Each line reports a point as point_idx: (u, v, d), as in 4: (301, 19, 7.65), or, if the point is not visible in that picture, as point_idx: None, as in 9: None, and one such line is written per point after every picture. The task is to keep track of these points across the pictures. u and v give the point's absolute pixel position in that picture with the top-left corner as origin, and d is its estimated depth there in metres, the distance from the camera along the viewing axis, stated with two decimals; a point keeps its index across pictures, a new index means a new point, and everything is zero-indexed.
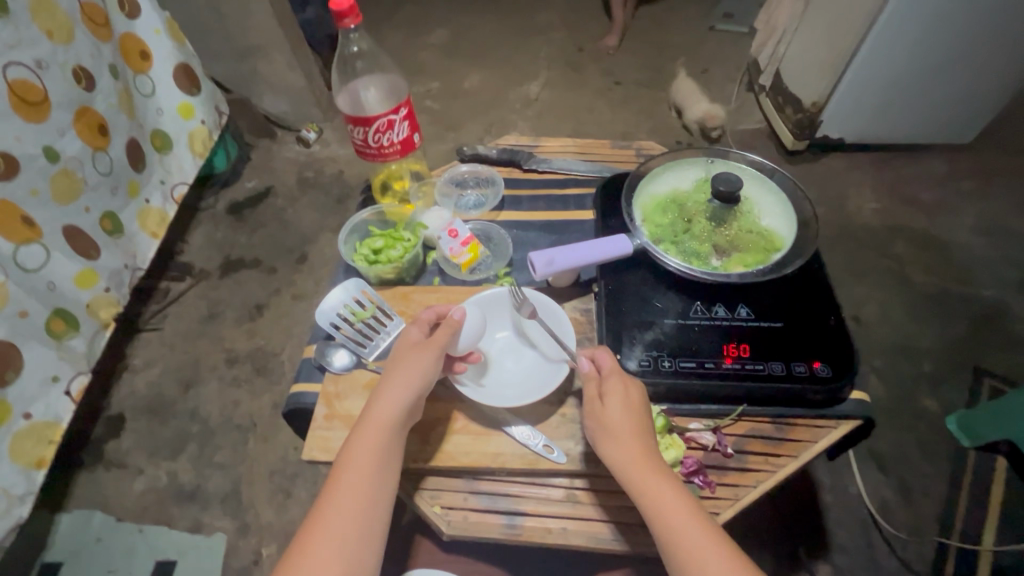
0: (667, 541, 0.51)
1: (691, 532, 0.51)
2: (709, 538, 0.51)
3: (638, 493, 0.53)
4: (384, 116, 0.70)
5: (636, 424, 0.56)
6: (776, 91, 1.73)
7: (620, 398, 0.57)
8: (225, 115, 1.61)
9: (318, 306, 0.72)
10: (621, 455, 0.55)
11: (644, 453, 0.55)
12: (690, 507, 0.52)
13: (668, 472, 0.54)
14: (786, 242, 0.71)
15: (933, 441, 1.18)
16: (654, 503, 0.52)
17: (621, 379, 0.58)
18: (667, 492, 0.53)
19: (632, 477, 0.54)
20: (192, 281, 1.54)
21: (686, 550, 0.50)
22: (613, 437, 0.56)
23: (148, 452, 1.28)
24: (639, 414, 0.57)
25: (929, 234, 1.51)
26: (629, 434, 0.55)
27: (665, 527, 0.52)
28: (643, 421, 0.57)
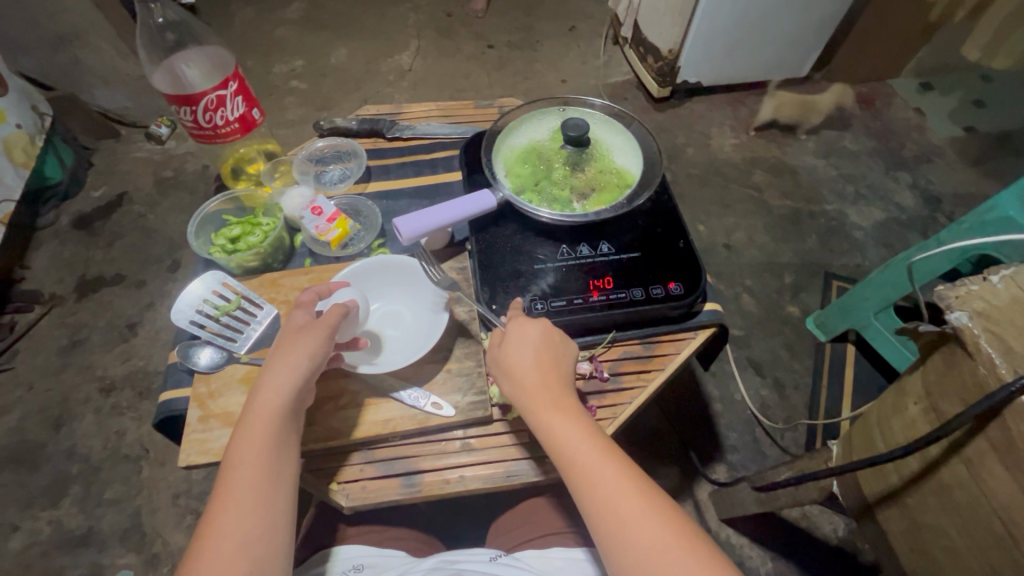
0: (572, 471, 0.53)
1: (594, 459, 0.53)
2: (611, 464, 0.53)
3: (544, 431, 0.56)
4: (212, 92, 0.65)
5: (542, 366, 0.59)
6: (637, 42, 1.80)
7: (529, 345, 0.60)
8: (47, 116, 1.42)
9: (173, 307, 0.67)
10: (527, 397, 0.58)
11: (526, 386, 0.58)
12: (593, 436, 0.55)
13: (573, 407, 0.57)
14: (636, 177, 0.76)
15: (797, 340, 1.35)
16: (559, 436, 0.55)
17: (531, 329, 0.61)
18: (568, 423, 0.56)
19: (539, 416, 0.57)
20: (44, 308, 1.36)
21: (584, 476, 0.53)
22: (519, 381, 0.58)
23: (21, 505, 1.13)
24: (546, 356, 0.60)
25: (779, 161, 1.69)
26: (535, 376, 0.58)
27: (569, 457, 0.54)
28: (552, 363, 0.59)
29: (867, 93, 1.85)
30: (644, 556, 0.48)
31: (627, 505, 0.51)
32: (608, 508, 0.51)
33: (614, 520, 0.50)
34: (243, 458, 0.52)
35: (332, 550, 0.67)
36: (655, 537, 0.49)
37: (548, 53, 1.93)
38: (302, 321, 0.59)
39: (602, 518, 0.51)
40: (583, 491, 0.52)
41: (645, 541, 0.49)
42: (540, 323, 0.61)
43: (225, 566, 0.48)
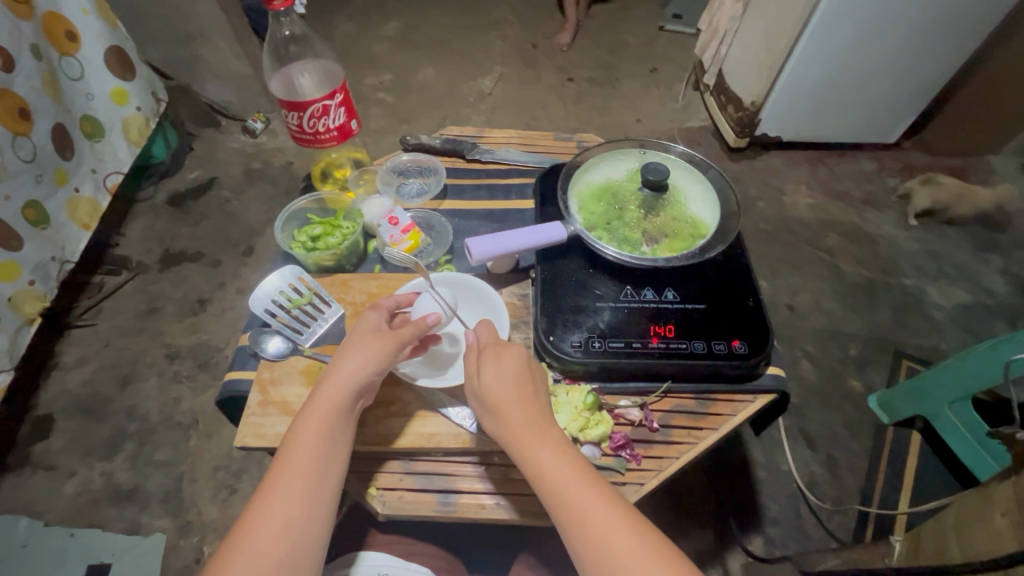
0: (562, 512, 0.53)
1: (583, 500, 0.53)
2: (603, 503, 0.53)
3: (531, 470, 0.55)
4: (319, 101, 0.70)
5: (524, 399, 0.58)
6: (719, 91, 1.79)
7: (508, 376, 0.58)
8: (164, 102, 1.55)
9: (252, 294, 0.72)
10: (512, 434, 0.56)
11: (516, 422, 0.57)
12: (581, 475, 0.55)
13: (561, 444, 0.56)
14: (711, 228, 0.75)
15: (857, 417, 1.27)
16: (549, 476, 0.54)
17: (511, 356, 0.60)
18: (558, 460, 0.55)
19: (524, 454, 0.56)
20: (130, 274, 1.48)
21: (577, 516, 0.52)
22: (502, 417, 0.57)
23: (80, 452, 1.22)
24: (528, 390, 0.59)
25: (856, 227, 1.62)
26: (519, 411, 0.57)
27: (560, 498, 0.53)
28: (534, 397, 0.59)
29: (962, 167, 1.75)
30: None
31: (624, 545, 0.51)
32: (603, 552, 0.51)
33: (608, 562, 0.50)
34: (297, 445, 0.54)
35: (358, 554, 0.66)
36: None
37: (627, 92, 1.95)
38: (371, 323, 0.61)
39: (599, 559, 0.50)
40: (575, 532, 0.52)
41: None
42: (519, 351, 0.61)
43: (267, 544, 0.50)
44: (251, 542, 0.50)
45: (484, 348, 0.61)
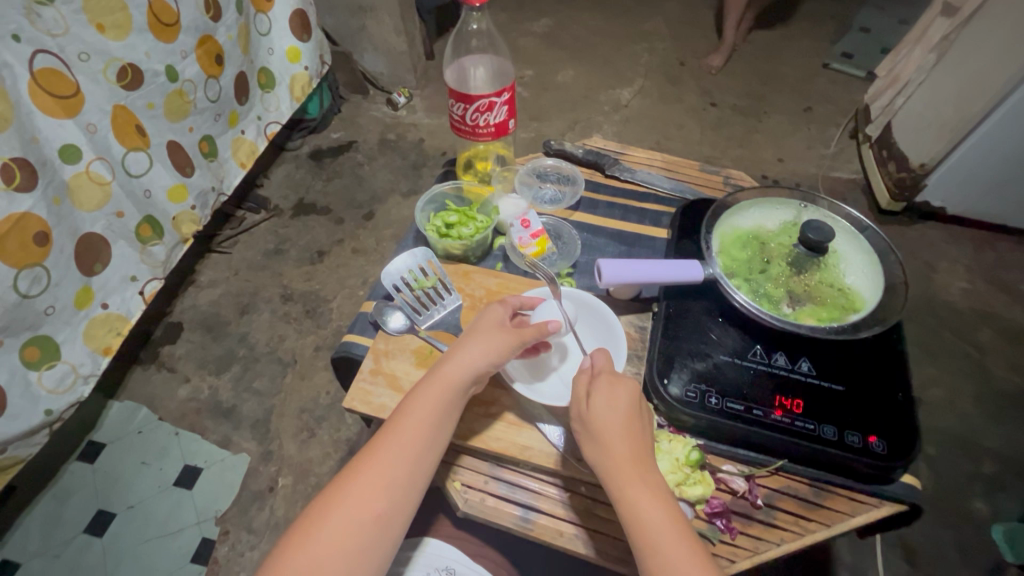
0: (650, 562, 0.51)
1: (676, 555, 0.51)
2: (694, 566, 0.51)
3: (625, 510, 0.54)
4: (487, 97, 0.70)
5: (633, 436, 0.56)
6: (881, 145, 1.62)
7: (621, 409, 0.57)
8: (327, 65, 1.68)
9: (385, 267, 0.75)
10: (613, 468, 0.55)
11: (621, 456, 0.55)
12: (677, 530, 0.52)
13: (660, 492, 0.55)
14: (867, 305, 0.67)
15: (973, 546, 1.10)
16: (644, 521, 0.53)
17: (626, 389, 0.59)
18: (655, 506, 0.53)
19: (622, 492, 0.54)
20: (266, 215, 1.63)
21: (668, 569, 0.51)
22: (606, 449, 0.56)
23: (197, 363, 1.37)
24: (636, 427, 0.57)
25: (1020, 329, 1.39)
26: (626, 447, 0.56)
27: (652, 546, 0.52)
28: (641, 436, 0.57)
29: None
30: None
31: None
32: None
33: None
34: (412, 413, 0.56)
35: (422, 540, 0.68)
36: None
37: (773, 128, 1.82)
38: (497, 318, 0.62)
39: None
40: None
41: None
42: (633, 385, 0.59)
43: (368, 500, 0.52)
44: (355, 493, 0.52)
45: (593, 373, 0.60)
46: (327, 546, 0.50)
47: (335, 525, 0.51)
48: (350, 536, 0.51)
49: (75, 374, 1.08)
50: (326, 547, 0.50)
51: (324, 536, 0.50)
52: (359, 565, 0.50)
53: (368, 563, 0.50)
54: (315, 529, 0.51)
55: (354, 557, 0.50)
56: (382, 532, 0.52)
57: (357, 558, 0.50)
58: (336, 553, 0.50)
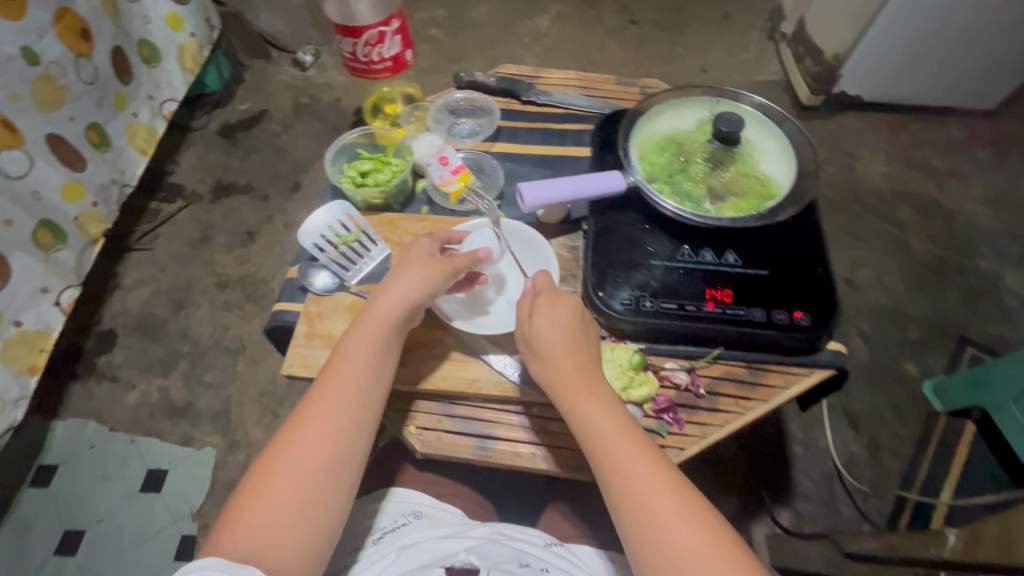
0: (600, 460, 0.53)
1: (624, 449, 0.53)
2: (641, 457, 0.52)
3: (574, 416, 0.55)
4: (374, 27, 0.66)
5: (574, 346, 0.57)
6: (797, 41, 1.64)
7: (558, 322, 0.58)
8: (217, 29, 1.53)
9: (302, 227, 0.71)
10: (557, 380, 0.56)
11: (564, 366, 0.56)
12: (623, 427, 0.54)
13: (604, 394, 0.56)
14: (783, 189, 0.69)
15: (907, 403, 1.20)
16: (592, 423, 0.54)
17: (564, 303, 0.59)
18: (600, 407, 0.55)
19: (569, 400, 0.56)
20: (184, 203, 1.52)
21: (617, 462, 0.52)
22: (548, 363, 0.57)
23: (140, 368, 1.30)
24: (577, 337, 0.58)
25: (936, 201, 1.48)
26: (568, 358, 0.57)
27: (602, 445, 0.53)
28: (583, 345, 0.58)
29: None
30: (673, 550, 0.48)
31: (659, 500, 0.50)
32: (640, 502, 0.50)
33: (645, 510, 0.50)
34: (350, 356, 0.55)
35: (389, 490, 0.67)
36: (684, 533, 0.48)
37: (694, 38, 1.80)
38: (426, 250, 0.61)
39: (631, 511, 0.50)
40: (611, 481, 0.52)
41: (679, 540, 0.48)
42: (571, 299, 0.60)
43: (316, 445, 0.52)
44: (301, 442, 0.52)
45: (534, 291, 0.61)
46: (278, 498, 0.49)
47: (284, 476, 0.50)
48: (301, 484, 0.50)
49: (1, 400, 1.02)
50: (278, 498, 0.49)
51: (275, 488, 0.50)
52: (314, 510, 0.50)
53: (324, 506, 0.50)
54: (264, 484, 0.50)
55: (308, 503, 0.50)
56: (334, 476, 0.51)
57: (312, 503, 0.50)
58: (288, 501, 0.49)
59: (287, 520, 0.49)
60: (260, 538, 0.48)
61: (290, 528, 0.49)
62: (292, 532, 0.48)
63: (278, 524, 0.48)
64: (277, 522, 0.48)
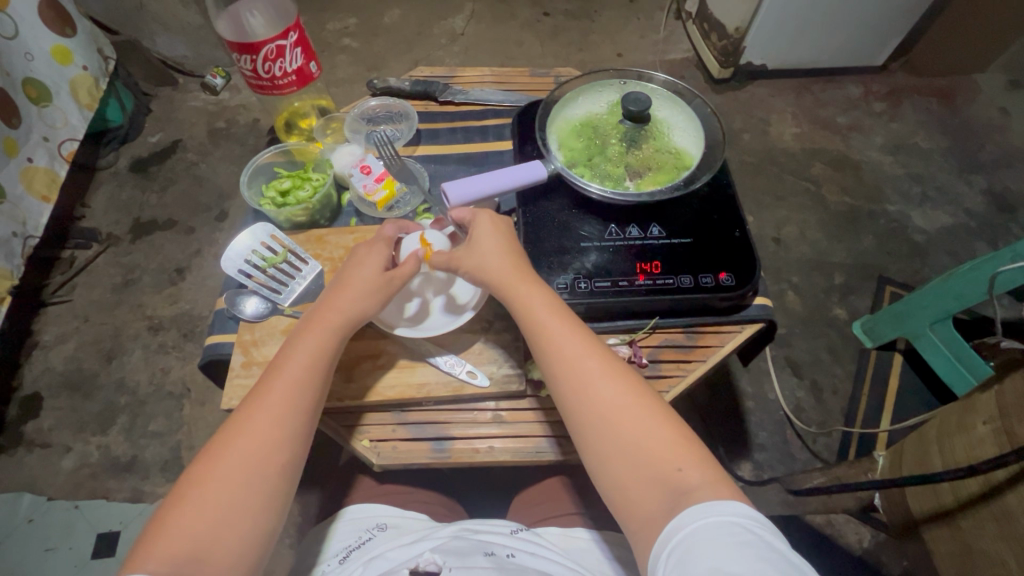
0: (541, 338, 0.54)
1: (561, 328, 0.54)
2: (578, 335, 0.54)
3: (515, 304, 0.57)
4: (272, 42, 0.65)
5: (509, 255, 0.59)
6: (702, 18, 1.71)
7: (486, 242, 0.60)
8: (112, 60, 1.44)
9: (224, 254, 0.69)
10: (496, 276, 0.58)
11: (514, 268, 0.58)
12: (564, 311, 0.56)
13: (543, 285, 0.58)
14: (695, 159, 0.72)
15: (841, 344, 1.29)
16: (528, 308, 0.56)
17: (496, 220, 0.62)
18: (539, 293, 0.57)
19: (508, 292, 0.57)
20: (100, 247, 1.42)
21: (554, 339, 0.54)
22: (483, 263, 0.59)
23: (74, 428, 1.21)
24: (511, 246, 0.60)
25: (843, 154, 1.59)
26: (503, 261, 0.59)
27: (538, 329, 0.55)
28: (517, 252, 0.60)
29: (948, 87, 1.71)
30: (611, 418, 0.50)
31: (593, 372, 0.52)
32: (578, 371, 0.52)
33: (581, 380, 0.52)
34: (293, 346, 0.55)
35: (345, 511, 0.66)
36: (617, 401, 0.50)
37: (606, 25, 1.85)
38: (379, 262, 0.60)
39: (573, 384, 0.52)
40: (551, 357, 0.54)
41: (613, 406, 0.50)
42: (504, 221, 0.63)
43: (256, 429, 0.50)
44: (239, 429, 0.50)
45: (450, 268, 0.61)
46: (211, 501, 0.47)
47: (217, 477, 0.47)
48: (235, 485, 0.48)
49: None
50: (212, 484, 0.47)
51: (216, 475, 0.48)
52: (254, 493, 0.48)
53: (266, 490, 0.49)
54: (194, 493, 0.47)
55: (247, 486, 0.48)
56: (272, 464, 0.49)
57: (253, 488, 0.48)
58: (227, 486, 0.47)
59: (226, 506, 0.47)
60: (195, 532, 0.45)
61: (222, 513, 0.46)
62: (232, 521, 0.46)
63: (215, 511, 0.46)
64: (217, 509, 0.46)
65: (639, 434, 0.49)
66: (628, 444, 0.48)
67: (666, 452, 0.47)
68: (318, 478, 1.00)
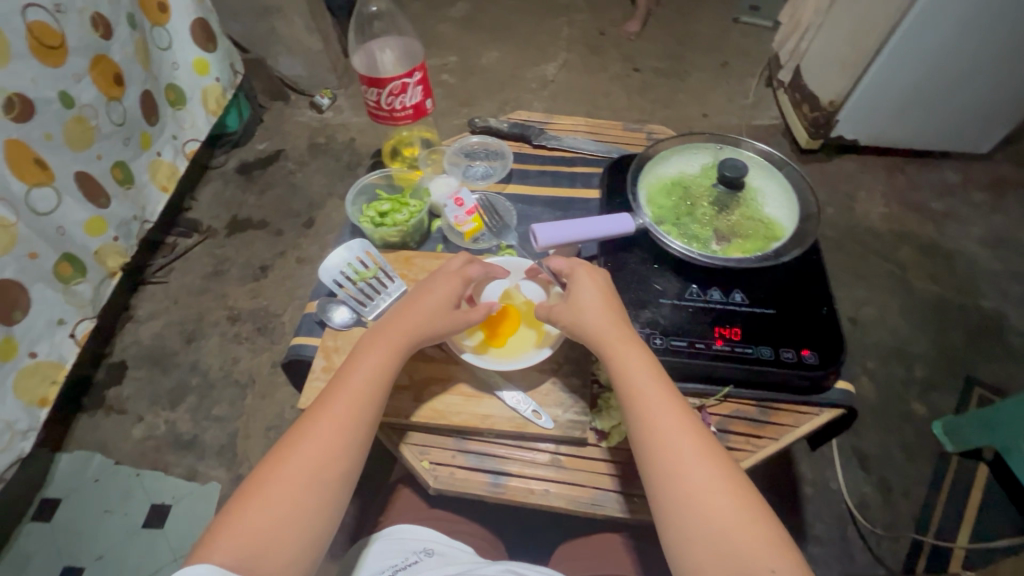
0: (632, 402, 0.55)
1: (655, 395, 0.54)
2: (670, 405, 0.54)
3: (611, 363, 0.57)
4: (398, 79, 0.71)
5: (611, 312, 0.60)
6: (794, 88, 1.71)
7: (592, 295, 0.61)
8: (240, 74, 1.60)
9: (322, 264, 0.74)
10: (595, 332, 0.59)
11: (616, 327, 0.59)
12: (658, 378, 0.56)
13: (639, 348, 0.58)
14: (787, 231, 0.71)
15: (918, 442, 1.19)
16: (625, 371, 0.56)
17: (593, 275, 0.63)
18: (636, 356, 0.57)
19: (605, 350, 0.58)
20: (200, 237, 1.56)
21: (646, 405, 0.54)
22: (584, 317, 0.60)
23: (148, 400, 1.31)
24: (610, 303, 0.61)
25: (936, 241, 1.51)
26: (603, 317, 0.60)
27: (633, 395, 0.55)
28: (616, 311, 0.61)
29: None
30: (696, 497, 0.49)
31: (684, 449, 0.51)
32: (668, 443, 0.52)
33: (671, 453, 0.51)
34: (356, 364, 0.57)
35: (393, 529, 0.67)
36: (705, 480, 0.49)
37: (694, 86, 1.88)
38: (447, 295, 0.62)
39: (661, 454, 0.51)
40: (642, 424, 0.53)
41: (700, 486, 0.49)
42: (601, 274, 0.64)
43: (321, 441, 0.52)
44: (309, 438, 0.52)
45: (549, 321, 0.63)
46: (285, 502, 0.49)
47: (292, 479, 0.50)
48: (308, 492, 0.50)
49: (11, 431, 1.03)
50: (288, 486, 0.50)
51: (277, 480, 0.50)
52: (315, 503, 0.50)
53: (326, 501, 0.50)
54: (269, 491, 0.49)
55: (313, 497, 0.50)
56: (334, 475, 0.51)
57: (313, 496, 0.50)
58: (301, 491, 0.50)
59: (288, 514, 0.49)
60: (269, 530, 0.47)
61: (294, 516, 0.49)
62: (295, 528, 0.48)
63: (290, 514, 0.49)
64: (281, 516, 0.48)
65: (728, 525, 0.47)
66: (717, 530, 0.47)
67: (755, 547, 0.46)
68: (359, 488, 1.02)
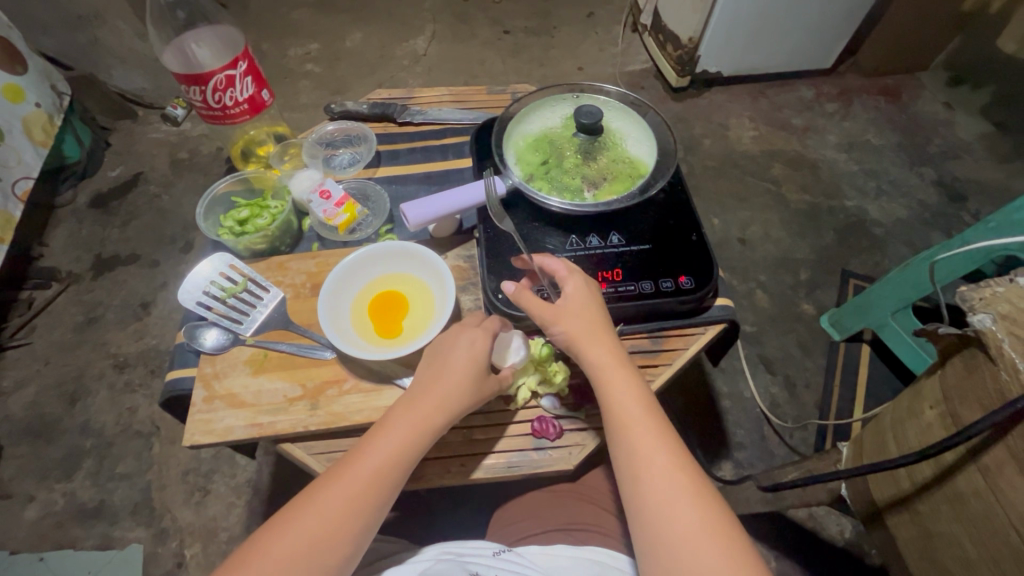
0: (624, 436, 0.54)
1: (648, 430, 0.54)
2: (662, 442, 0.53)
3: (607, 398, 0.57)
4: (220, 72, 0.65)
5: (611, 344, 0.59)
6: (656, 30, 1.76)
7: (586, 312, 0.60)
8: (66, 95, 1.42)
9: (181, 287, 0.68)
10: (594, 362, 0.58)
11: (615, 359, 0.58)
12: (652, 413, 0.55)
13: (635, 381, 0.57)
14: (649, 168, 0.74)
15: (811, 338, 1.32)
16: (617, 403, 0.56)
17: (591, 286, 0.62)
18: (629, 389, 0.56)
19: (603, 384, 0.57)
20: (60, 285, 1.38)
21: (638, 441, 0.53)
22: (582, 346, 0.58)
23: (36, 476, 1.16)
24: (606, 333, 0.59)
25: (801, 155, 1.64)
26: (602, 348, 0.58)
27: (627, 427, 0.54)
28: (615, 345, 0.59)
29: (893, 86, 1.79)
30: (683, 537, 0.48)
31: (674, 484, 0.50)
32: (658, 479, 0.51)
33: (660, 490, 0.50)
34: (368, 442, 0.52)
35: None
36: (693, 520, 0.48)
37: (565, 41, 1.89)
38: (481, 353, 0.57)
39: (651, 490, 0.50)
40: (633, 457, 0.53)
41: (689, 525, 0.48)
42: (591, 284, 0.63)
43: (304, 533, 0.47)
44: (290, 529, 0.47)
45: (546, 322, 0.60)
46: None
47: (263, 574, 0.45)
48: None
49: None
50: None
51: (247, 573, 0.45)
52: None
53: None
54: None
55: None
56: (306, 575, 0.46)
57: None
58: None
59: None
60: None
61: None
62: None
63: None
64: None
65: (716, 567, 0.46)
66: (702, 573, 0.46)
67: None
68: None
